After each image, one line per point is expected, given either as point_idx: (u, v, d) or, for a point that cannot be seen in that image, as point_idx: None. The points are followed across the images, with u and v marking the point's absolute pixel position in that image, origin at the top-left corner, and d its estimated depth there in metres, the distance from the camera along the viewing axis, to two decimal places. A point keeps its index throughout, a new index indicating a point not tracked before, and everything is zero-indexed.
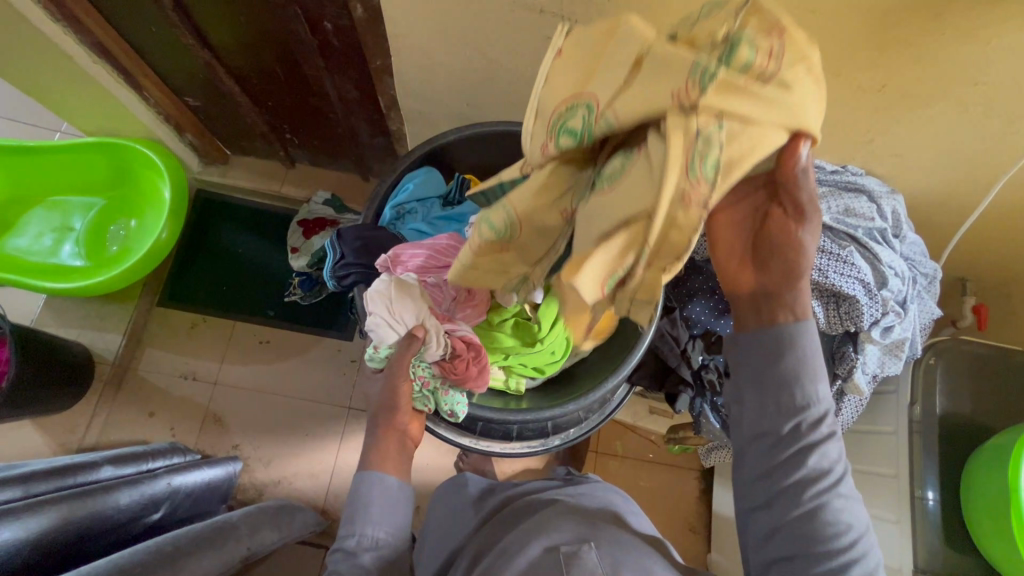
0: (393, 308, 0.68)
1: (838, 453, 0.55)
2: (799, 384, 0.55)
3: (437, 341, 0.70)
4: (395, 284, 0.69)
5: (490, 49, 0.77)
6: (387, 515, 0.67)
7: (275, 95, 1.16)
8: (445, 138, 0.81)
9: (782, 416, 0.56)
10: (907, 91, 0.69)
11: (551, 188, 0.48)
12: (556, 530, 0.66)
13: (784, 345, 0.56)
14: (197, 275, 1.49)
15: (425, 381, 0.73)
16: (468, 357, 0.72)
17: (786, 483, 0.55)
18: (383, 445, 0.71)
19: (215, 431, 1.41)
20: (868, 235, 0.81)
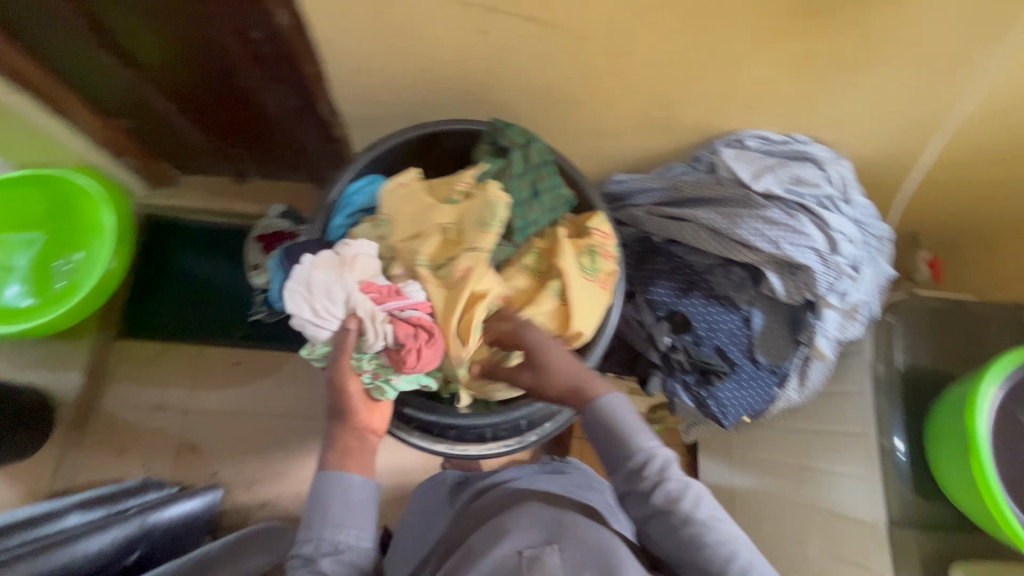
0: (316, 302, 0.61)
1: (685, 485, 0.61)
2: (620, 444, 0.64)
3: (375, 328, 0.61)
4: (319, 271, 0.62)
5: (423, 48, 0.75)
6: (349, 516, 0.62)
7: (212, 109, 1.11)
8: (386, 144, 0.74)
9: (624, 475, 0.64)
10: (840, 57, 0.69)
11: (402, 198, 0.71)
12: (523, 530, 0.66)
13: (597, 420, 0.65)
14: (154, 302, 1.43)
15: (374, 373, 0.64)
16: (417, 342, 0.63)
17: (661, 531, 0.61)
18: (342, 443, 0.65)
19: (192, 461, 1.37)
20: (818, 202, 0.82)
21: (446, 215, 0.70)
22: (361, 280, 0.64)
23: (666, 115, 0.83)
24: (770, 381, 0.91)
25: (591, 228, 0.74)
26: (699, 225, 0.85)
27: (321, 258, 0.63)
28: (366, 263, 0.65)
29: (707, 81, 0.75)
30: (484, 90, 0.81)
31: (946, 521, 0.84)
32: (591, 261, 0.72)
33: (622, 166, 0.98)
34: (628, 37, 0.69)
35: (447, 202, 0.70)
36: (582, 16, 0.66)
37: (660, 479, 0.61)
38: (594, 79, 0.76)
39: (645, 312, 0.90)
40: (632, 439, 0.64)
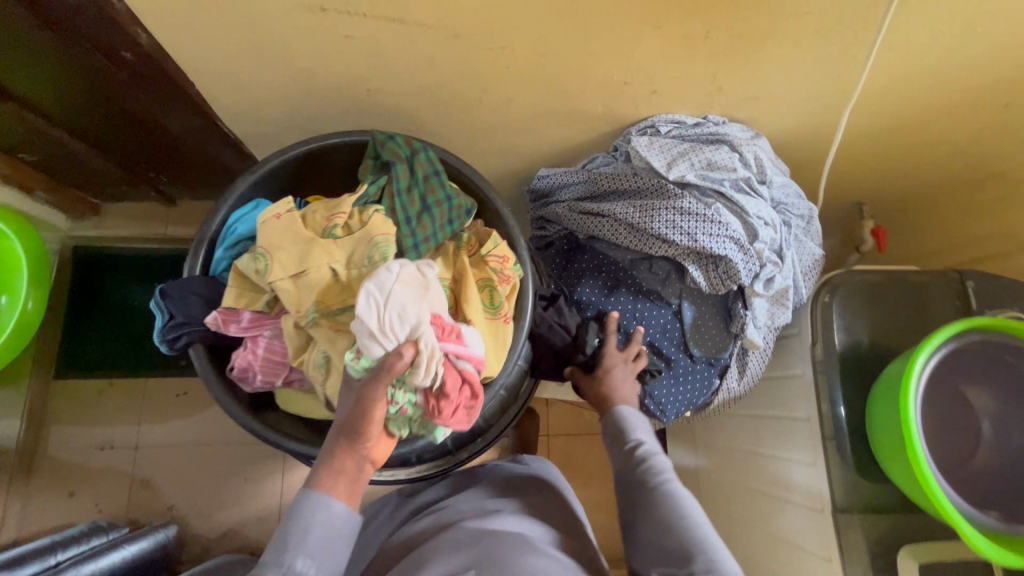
0: (385, 316, 0.54)
1: (667, 470, 0.68)
2: (621, 431, 0.73)
3: (428, 367, 0.55)
4: (398, 286, 0.57)
5: (295, 59, 0.69)
6: (322, 549, 0.54)
7: (114, 137, 1.05)
8: (267, 165, 0.69)
9: (620, 455, 0.72)
10: (732, 34, 0.65)
11: (279, 231, 0.61)
12: (444, 560, 0.62)
13: (609, 419, 0.75)
14: (91, 339, 1.38)
15: (403, 408, 0.57)
16: (461, 397, 0.58)
17: (636, 507, 0.67)
18: (339, 462, 0.56)
19: (146, 497, 1.33)
20: (735, 186, 0.78)
21: (332, 249, 0.60)
22: (433, 310, 0.58)
23: (571, 106, 0.78)
24: (708, 373, 0.88)
25: (485, 254, 0.68)
26: (616, 221, 0.81)
27: (405, 273, 0.58)
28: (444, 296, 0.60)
29: (601, 70, 0.71)
30: (373, 97, 0.76)
31: (894, 502, 0.82)
32: (490, 300, 0.68)
33: (543, 161, 0.94)
34: (506, 31, 0.64)
35: (327, 233, 0.61)
36: (451, 13, 0.61)
37: (647, 459, 0.69)
38: (485, 77, 0.72)
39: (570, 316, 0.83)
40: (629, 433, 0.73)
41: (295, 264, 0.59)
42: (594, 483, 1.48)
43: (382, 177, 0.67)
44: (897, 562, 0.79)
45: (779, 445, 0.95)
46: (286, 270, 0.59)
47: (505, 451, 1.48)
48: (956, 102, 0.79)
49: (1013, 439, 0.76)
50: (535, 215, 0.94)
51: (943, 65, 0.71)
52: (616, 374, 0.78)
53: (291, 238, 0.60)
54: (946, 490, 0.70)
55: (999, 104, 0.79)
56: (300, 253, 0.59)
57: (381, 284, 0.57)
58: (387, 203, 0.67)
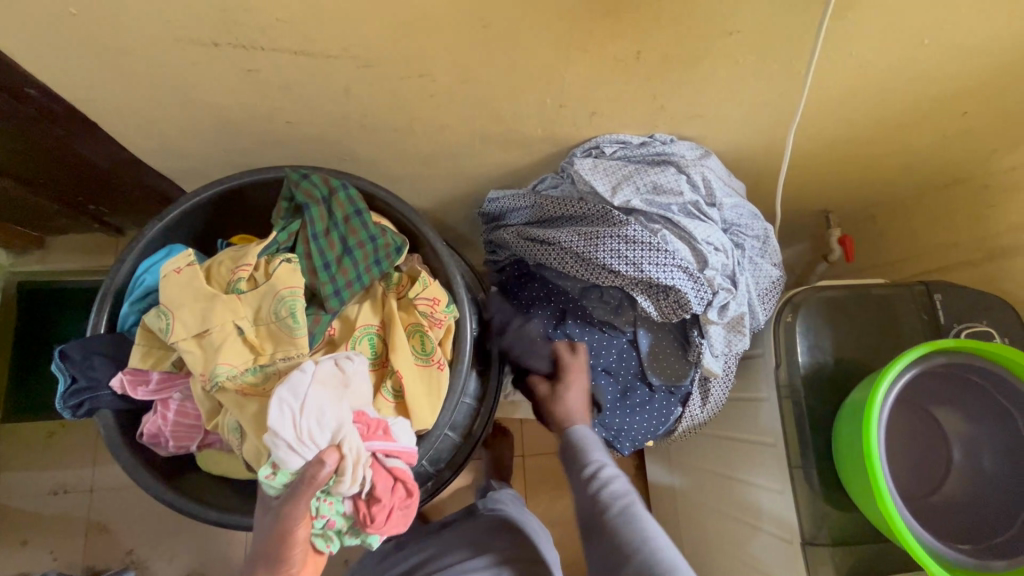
0: (302, 425, 0.50)
1: (626, 490, 0.66)
2: (576, 453, 0.70)
3: (354, 472, 0.51)
4: (315, 387, 0.52)
5: (202, 94, 0.64)
6: None
7: (41, 173, 0.99)
8: (178, 208, 0.64)
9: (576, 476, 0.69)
10: (664, 54, 0.61)
11: (178, 289, 0.56)
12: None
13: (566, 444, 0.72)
14: (37, 380, 1.31)
15: (330, 521, 0.54)
16: (394, 499, 0.55)
17: (592, 529, 0.66)
18: None
19: (102, 543, 1.27)
20: (683, 210, 0.74)
21: (239, 305, 0.56)
22: (355, 407, 0.55)
23: (508, 130, 0.74)
24: (669, 402, 0.83)
25: (414, 298, 0.64)
26: (562, 249, 0.77)
27: (321, 372, 0.54)
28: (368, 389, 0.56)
29: (532, 94, 0.66)
30: (295, 128, 0.71)
31: (864, 531, 0.78)
32: (421, 346, 0.63)
33: (490, 184, 0.89)
34: (421, 57, 0.59)
35: (231, 289, 0.56)
36: (358, 42, 0.57)
37: (604, 481, 0.67)
38: (411, 104, 0.67)
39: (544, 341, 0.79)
40: (586, 453, 0.70)
41: (195, 323, 0.55)
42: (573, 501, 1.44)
43: (295, 220, 0.63)
44: None
45: (748, 470, 0.91)
46: (187, 330, 0.55)
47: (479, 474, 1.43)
48: (910, 111, 0.75)
49: (983, 462, 0.73)
50: (487, 238, 0.90)
51: (892, 75, 0.68)
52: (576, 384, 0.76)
53: (192, 295, 0.55)
54: (914, 528, 0.66)
55: (956, 111, 0.76)
56: (202, 312, 0.55)
57: (295, 388, 0.52)
58: (301, 248, 0.62)
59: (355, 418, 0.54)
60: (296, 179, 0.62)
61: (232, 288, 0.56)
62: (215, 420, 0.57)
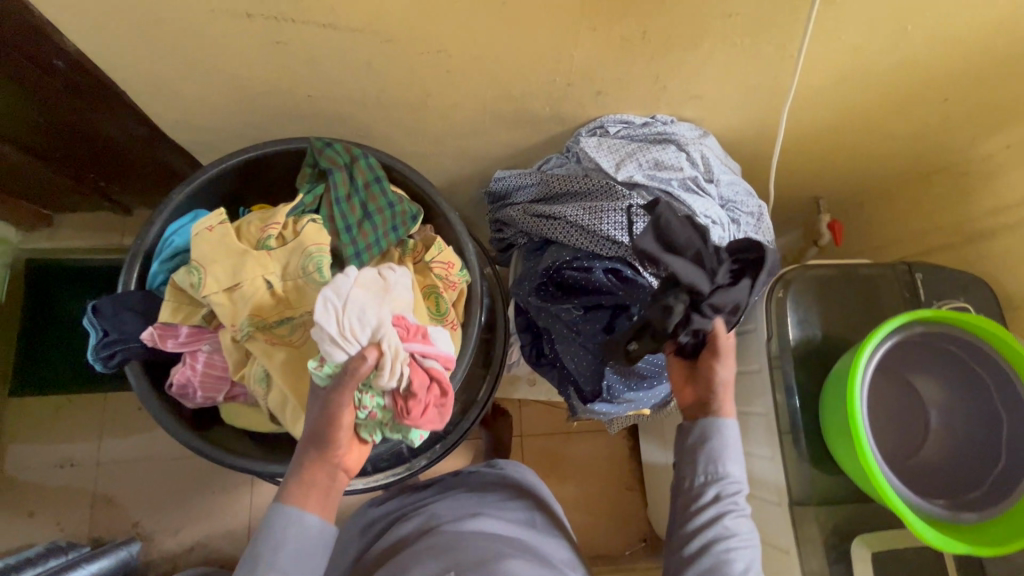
0: (345, 321, 0.54)
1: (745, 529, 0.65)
2: (712, 458, 0.68)
3: (393, 367, 0.54)
4: (358, 289, 0.56)
5: (227, 64, 0.68)
6: (297, 563, 0.54)
7: (57, 147, 1.01)
8: (204, 174, 0.67)
9: (704, 478, 0.68)
10: (667, 33, 0.65)
11: (211, 243, 0.59)
12: (423, 567, 0.72)
13: (707, 424, 0.69)
14: (44, 355, 1.33)
15: (372, 412, 0.56)
16: (429, 396, 0.58)
17: (693, 536, 0.66)
18: (308, 476, 0.56)
19: (109, 514, 1.30)
20: (683, 185, 0.78)
21: (267, 261, 0.60)
22: (396, 312, 0.57)
23: (517, 107, 0.77)
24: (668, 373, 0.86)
25: (430, 261, 0.67)
26: (567, 222, 0.81)
27: (363, 275, 0.58)
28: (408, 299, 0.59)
29: (542, 71, 0.70)
30: (315, 102, 0.74)
31: (846, 493, 0.83)
32: (436, 307, 0.67)
33: (498, 163, 0.92)
34: (440, 32, 0.63)
35: (261, 245, 0.60)
36: (381, 16, 0.60)
37: (730, 508, 0.66)
38: (426, 80, 0.71)
39: (741, 287, 0.66)
40: (722, 463, 0.68)
41: (229, 277, 0.59)
42: (569, 481, 1.48)
43: (319, 186, 0.67)
44: (851, 553, 0.80)
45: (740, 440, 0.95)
46: (221, 283, 0.59)
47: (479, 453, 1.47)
48: (895, 98, 0.80)
49: (959, 428, 0.78)
50: (494, 217, 0.94)
51: (880, 60, 0.72)
52: (730, 361, 0.70)
53: (223, 252, 0.59)
54: (891, 479, 0.71)
55: (937, 99, 0.80)
56: (234, 266, 0.59)
57: (339, 288, 0.56)
58: (326, 211, 0.66)
59: (397, 320, 0.57)
60: (320, 147, 0.66)
61: (261, 244, 0.60)
62: (239, 370, 0.60)
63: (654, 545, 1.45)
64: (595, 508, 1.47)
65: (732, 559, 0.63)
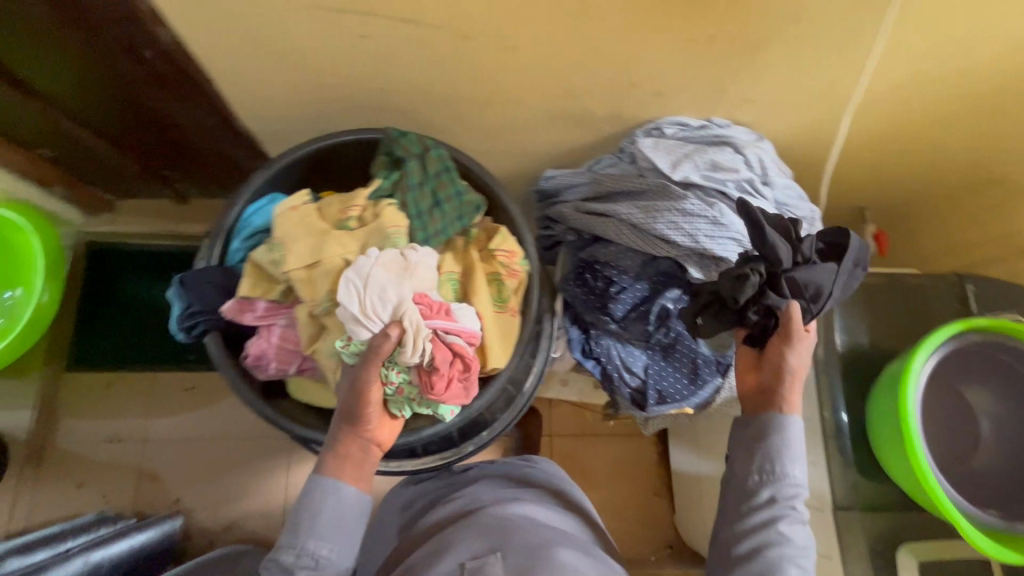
0: (367, 301, 0.60)
1: (800, 534, 0.65)
2: (772, 459, 0.68)
3: (415, 343, 0.58)
4: (377, 270, 0.61)
5: (311, 56, 0.72)
6: (335, 531, 0.59)
7: (130, 134, 1.07)
8: (283, 158, 0.71)
9: (763, 482, 0.68)
10: (735, 37, 0.67)
11: (296, 223, 0.64)
12: (468, 544, 0.74)
13: (767, 422, 0.69)
14: (99, 334, 1.39)
15: (399, 388, 0.60)
16: (452, 370, 0.61)
17: (745, 535, 0.66)
18: (343, 449, 0.61)
19: (151, 490, 1.35)
20: (738, 187, 0.80)
21: (345, 241, 0.64)
22: (417, 290, 0.62)
23: (577, 107, 0.80)
24: (713, 371, 0.88)
25: (494, 249, 0.70)
26: (620, 221, 0.83)
27: (386, 257, 0.63)
28: (428, 276, 0.63)
29: (608, 72, 0.73)
30: (387, 96, 0.78)
31: (890, 500, 0.83)
32: (498, 294, 0.70)
33: (550, 162, 0.95)
34: (516, 31, 0.66)
35: (340, 226, 0.66)
36: (463, 14, 0.64)
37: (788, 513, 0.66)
38: (495, 77, 0.74)
39: (824, 272, 0.70)
40: (784, 466, 0.68)
41: (309, 255, 0.63)
42: (596, 483, 1.48)
43: (394, 172, 0.70)
44: (895, 560, 0.80)
45: None
46: (300, 261, 0.63)
47: (508, 450, 1.48)
48: (954, 108, 0.80)
49: (1011, 438, 0.77)
50: (541, 215, 0.95)
51: (942, 71, 0.73)
52: (802, 348, 0.69)
53: (306, 231, 0.64)
54: (945, 487, 0.71)
55: (997, 111, 0.81)
56: (314, 246, 0.63)
57: (362, 270, 0.62)
58: (399, 196, 0.69)
59: (417, 297, 0.61)
60: (397, 137, 0.69)
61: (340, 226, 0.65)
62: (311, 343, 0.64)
63: (680, 553, 1.45)
64: (622, 512, 1.47)
65: (787, 563, 0.63)
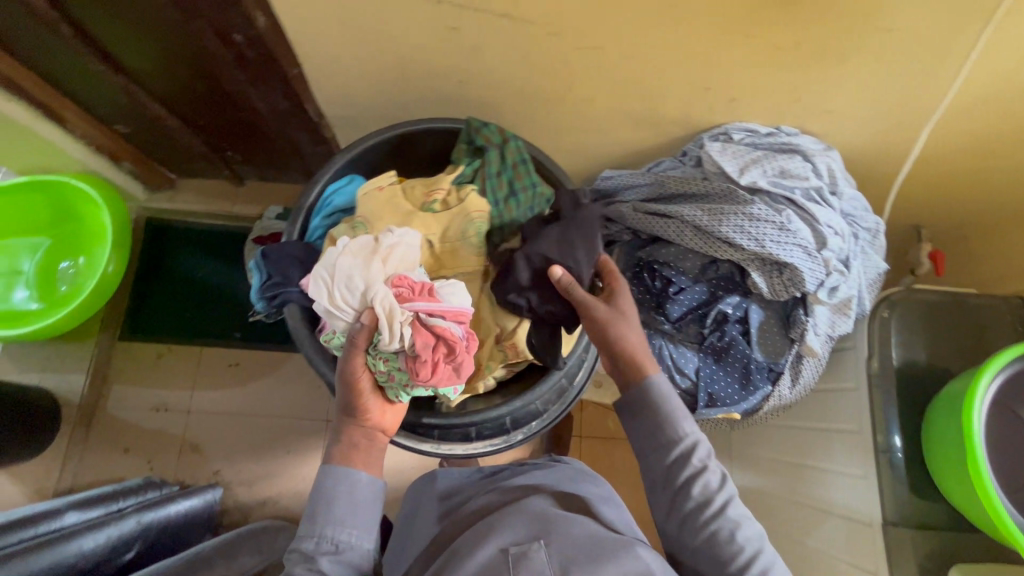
0: (336, 292, 0.63)
1: (719, 482, 0.60)
2: (660, 426, 0.63)
3: (390, 329, 0.60)
4: (345, 258, 0.64)
5: (400, 44, 0.75)
6: (352, 515, 0.62)
7: (203, 113, 1.11)
8: (365, 142, 0.74)
9: (664, 451, 0.62)
10: (820, 45, 0.67)
11: (384, 206, 0.72)
12: (511, 529, 0.66)
13: (639, 396, 0.64)
14: (152, 306, 1.45)
15: (390, 375, 0.63)
16: (436, 355, 0.61)
17: (677, 517, 0.61)
18: (349, 439, 0.66)
19: (193, 460, 1.39)
20: (806, 194, 0.82)
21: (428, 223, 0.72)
22: (390, 274, 0.63)
23: (648, 108, 0.81)
24: (763, 377, 0.88)
25: None
26: (684, 223, 0.85)
27: (352, 245, 0.65)
28: (401, 259, 0.65)
29: (685, 75, 0.74)
30: (464, 88, 0.81)
31: (940, 520, 0.82)
32: None
33: (610, 162, 0.96)
34: (604, 29, 0.68)
35: (425, 209, 0.72)
36: (554, 11, 0.66)
37: (697, 470, 0.60)
38: (573, 74, 0.76)
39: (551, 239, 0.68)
40: (674, 424, 0.63)
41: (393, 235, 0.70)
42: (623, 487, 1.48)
43: (476, 161, 0.75)
44: None
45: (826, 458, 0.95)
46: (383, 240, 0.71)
47: (538, 447, 1.49)
48: None
49: None
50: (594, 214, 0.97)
51: None
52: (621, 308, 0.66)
53: (389, 211, 0.72)
54: (1006, 507, 0.71)
55: None
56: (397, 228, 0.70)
57: (330, 263, 0.65)
58: (479, 182, 0.74)
59: (392, 283, 0.62)
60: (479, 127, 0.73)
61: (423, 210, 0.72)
62: None
63: None
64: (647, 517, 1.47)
65: (727, 521, 0.58)
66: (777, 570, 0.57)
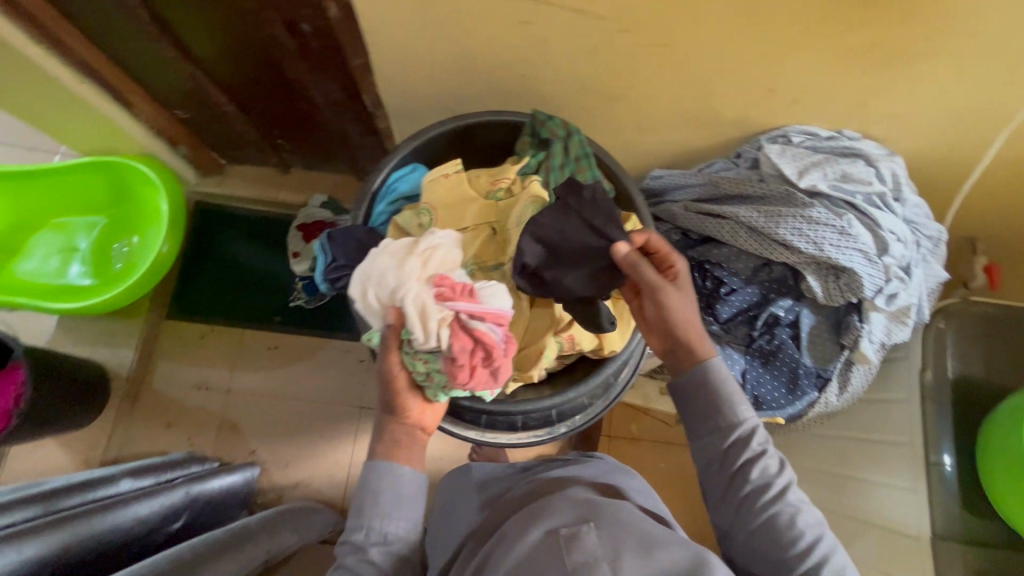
0: (372, 290, 0.64)
1: (777, 467, 0.61)
2: (717, 410, 0.63)
3: (427, 328, 0.60)
4: (383, 257, 0.65)
5: (468, 36, 0.76)
6: (398, 509, 0.65)
7: (262, 101, 1.14)
8: (430, 132, 0.77)
9: (720, 435, 0.63)
10: (896, 50, 0.67)
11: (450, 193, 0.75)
12: (557, 514, 0.64)
13: (697, 380, 0.64)
14: (198, 287, 1.49)
15: (429, 376, 0.63)
16: (473, 358, 0.61)
17: (733, 503, 0.61)
18: (392, 435, 0.67)
19: (231, 438, 1.43)
20: (867, 200, 0.82)
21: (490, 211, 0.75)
22: (432, 274, 0.63)
23: (710, 108, 0.81)
24: (812, 381, 0.87)
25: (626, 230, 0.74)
26: (738, 224, 0.85)
27: (391, 244, 0.66)
28: (440, 260, 0.65)
29: (753, 75, 0.74)
30: (526, 81, 0.82)
31: (989, 535, 0.81)
32: None
33: (662, 161, 0.97)
34: (676, 28, 0.68)
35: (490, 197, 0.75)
36: (628, 8, 0.66)
37: (756, 455, 0.61)
38: (638, 72, 0.76)
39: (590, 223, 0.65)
40: (731, 409, 0.63)
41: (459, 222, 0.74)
42: None
43: (540, 152, 0.77)
44: None
45: None
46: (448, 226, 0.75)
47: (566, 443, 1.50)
48: None
49: None
50: None
51: None
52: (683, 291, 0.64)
53: (453, 197, 0.75)
54: None
55: None
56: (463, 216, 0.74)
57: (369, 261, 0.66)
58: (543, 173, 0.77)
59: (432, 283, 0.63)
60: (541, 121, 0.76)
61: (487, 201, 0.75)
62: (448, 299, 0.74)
63: None
64: None
65: (784, 507, 0.59)
66: (837, 556, 0.57)
